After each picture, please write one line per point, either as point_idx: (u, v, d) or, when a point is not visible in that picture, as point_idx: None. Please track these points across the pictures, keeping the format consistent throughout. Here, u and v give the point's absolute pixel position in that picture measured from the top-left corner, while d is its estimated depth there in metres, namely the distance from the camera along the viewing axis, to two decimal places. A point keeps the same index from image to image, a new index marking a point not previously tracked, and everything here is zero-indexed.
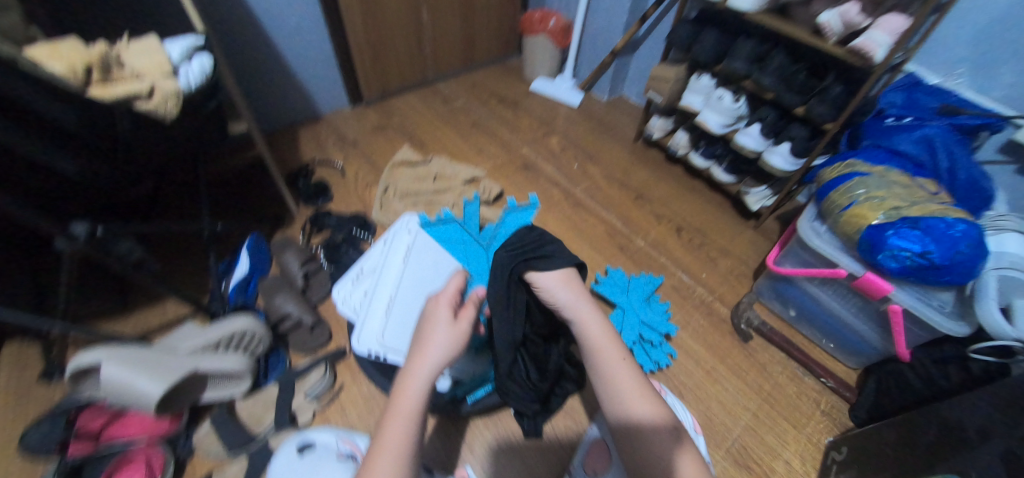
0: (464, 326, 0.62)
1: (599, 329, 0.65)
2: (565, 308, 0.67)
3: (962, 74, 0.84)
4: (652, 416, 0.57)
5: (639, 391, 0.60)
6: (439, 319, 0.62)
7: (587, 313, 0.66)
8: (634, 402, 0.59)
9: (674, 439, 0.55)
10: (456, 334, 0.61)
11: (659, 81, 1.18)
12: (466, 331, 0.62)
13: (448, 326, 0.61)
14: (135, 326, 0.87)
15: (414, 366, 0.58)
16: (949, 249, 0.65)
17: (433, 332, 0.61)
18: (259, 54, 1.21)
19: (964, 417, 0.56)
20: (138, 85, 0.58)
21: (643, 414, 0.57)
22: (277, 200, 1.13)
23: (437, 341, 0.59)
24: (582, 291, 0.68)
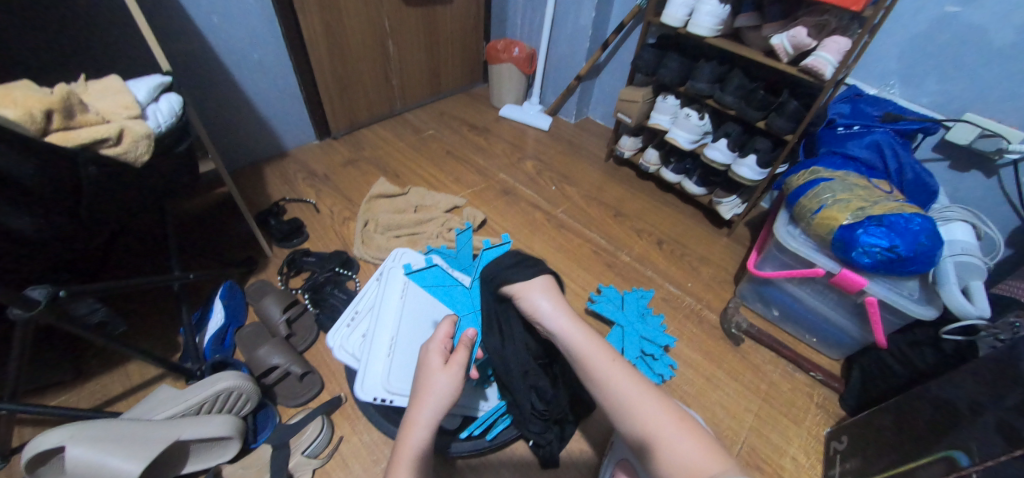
0: (455, 373, 0.59)
1: (583, 333, 0.60)
2: (546, 318, 0.62)
3: (894, 85, 0.96)
4: (660, 412, 0.51)
5: (640, 388, 0.54)
6: (428, 367, 0.60)
7: (568, 319, 0.62)
8: (637, 402, 0.52)
9: (690, 434, 0.48)
10: (450, 380, 0.58)
11: (628, 103, 1.25)
12: (459, 378, 0.59)
13: (439, 371, 0.59)
14: (88, 398, 0.77)
15: (412, 417, 0.56)
16: (912, 242, 0.71)
17: (426, 379, 0.59)
18: (221, 91, 1.16)
19: (953, 393, 0.60)
20: (108, 128, 0.55)
21: (650, 412, 0.51)
22: (249, 243, 1.06)
23: (430, 391, 0.57)
24: (559, 299, 0.64)
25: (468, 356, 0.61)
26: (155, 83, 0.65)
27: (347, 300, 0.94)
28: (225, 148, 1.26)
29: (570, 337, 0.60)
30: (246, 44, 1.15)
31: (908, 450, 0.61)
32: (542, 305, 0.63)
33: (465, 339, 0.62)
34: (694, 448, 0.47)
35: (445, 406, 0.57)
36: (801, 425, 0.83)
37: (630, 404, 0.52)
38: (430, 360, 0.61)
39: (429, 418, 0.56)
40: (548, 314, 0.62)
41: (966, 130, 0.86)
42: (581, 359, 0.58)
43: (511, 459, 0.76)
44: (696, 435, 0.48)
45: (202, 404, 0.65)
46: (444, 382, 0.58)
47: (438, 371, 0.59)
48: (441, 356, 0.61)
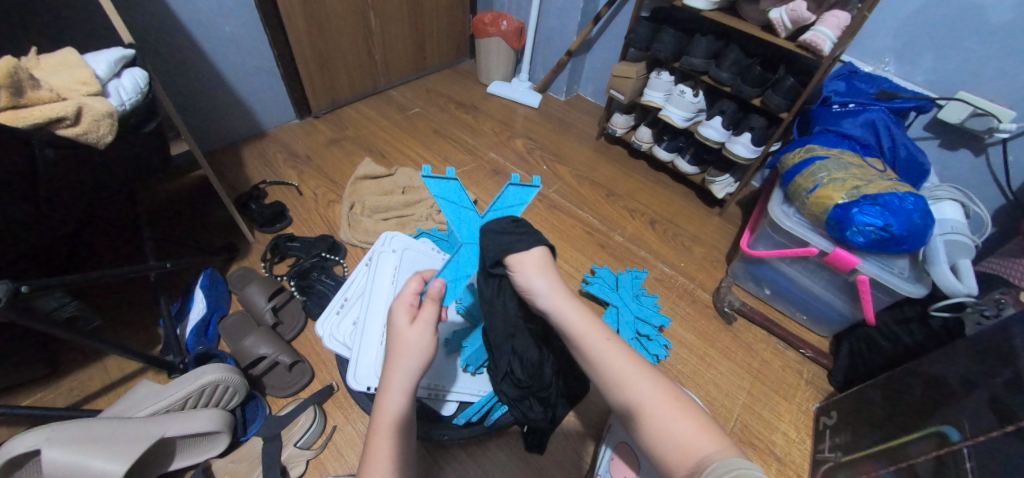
0: (424, 329, 0.53)
1: (579, 311, 0.52)
2: (542, 297, 0.52)
3: (889, 63, 0.94)
4: (655, 392, 0.45)
5: (636, 367, 0.48)
6: (394, 324, 0.54)
7: (564, 297, 0.52)
8: (635, 382, 0.46)
9: (685, 413, 0.43)
10: (421, 337, 0.52)
11: (621, 79, 1.22)
12: (428, 334, 0.53)
13: (407, 328, 0.53)
14: (66, 395, 0.73)
15: (384, 385, 0.50)
16: (905, 221, 0.71)
17: (393, 340, 0.53)
18: (189, 65, 1.08)
19: (944, 371, 0.61)
20: (62, 106, 0.49)
21: (646, 392, 0.45)
22: (229, 229, 1.01)
23: (399, 353, 0.51)
24: (556, 275, 0.53)
25: (436, 309, 0.55)
26: (116, 56, 0.59)
27: (335, 286, 0.91)
28: (198, 128, 1.18)
29: (566, 316, 0.51)
30: (214, 15, 1.07)
31: (899, 426, 0.62)
32: (539, 284, 0.52)
33: (432, 291, 0.55)
34: (688, 428, 0.42)
35: (422, 365, 0.51)
36: (791, 401, 0.85)
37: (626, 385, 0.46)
38: (394, 320, 0.54)
39: (403, 384, 0.49)
40: (542, 294, 0.52)
41: (958, 108, 0.86)
42: (574, 340, 0.51)
43: (508, 442, 0.76)
44: (692, 414, 0.43)
45: (187, 399, 0.63)
46: (417, 338, 0.52)
47: (403, 330, 0.53)
48: (407, 313, 0.54)
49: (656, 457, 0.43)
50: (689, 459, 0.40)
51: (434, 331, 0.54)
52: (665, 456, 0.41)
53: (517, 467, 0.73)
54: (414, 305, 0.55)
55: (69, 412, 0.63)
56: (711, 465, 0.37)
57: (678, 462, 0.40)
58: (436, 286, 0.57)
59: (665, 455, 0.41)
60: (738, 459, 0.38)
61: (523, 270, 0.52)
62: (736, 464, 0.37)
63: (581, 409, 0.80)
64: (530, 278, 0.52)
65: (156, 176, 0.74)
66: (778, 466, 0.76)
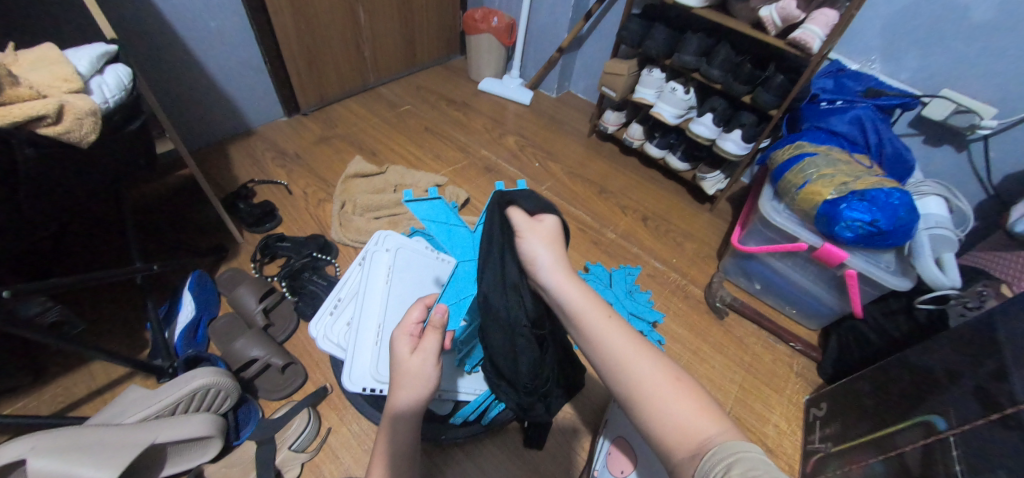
0: (426, 361, 0.52)
1: (580, 286, 0.53)
2: (543, 270, 0.53)
3: (875, 60, 0.96)
4: (657, 370, 0.44)
5: (640, 347, 0.47)
6: (397, 353, 0.53)
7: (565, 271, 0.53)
8: (638, 359, 0.45)
9: (688, 395, 0.42)
10: (423, 369, 0.52)
11: (613, 76, 1.22)
12: (431, 363, 0.53)
13: (409, 357, 0.53)
14: (50, 402, 0.71)
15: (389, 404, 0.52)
16: (892, 216, 0.73)
17: (396, 368, 0.53)
18: (174, 61, 1.05)
19: (931, 362, 0.62)
20: (43, 105, 0.48)
21: (648, 370, 0.44)
22: (216, 229, 0.99)
23: (402, 383, 0.52)
24: (560, 250, 0.55)
25: (440, 339, 0.54)
26: (98, 52, 0.58)
27: (328, 286, 0.89)
28: (183, 126, 1.15)
29: (565, 291, 0.52)
30: (199, 10, 1.04)
31: (887, 416, 0.64)
32: (539, 254, 0.54)
33: (433, 321, 0.53)
34: (690, 407, 0.41)
35: (427, 392, 0.53)
36: (782, 394, 0.87)
37: (627, 360, 0.46)
38: (396, 347, 0.54)
39: (406, 409, 0.51)
40: (544, 266, 0.53)
41: (941, 105, 0.88)
42: (574, 314, 0.51)
43: (504, 440, 0.76)
44: (695, 396, 0.42)
45: (178, 404, 0.61)
46: (423, 371, 0.52)
47: (405, 360, 0.53)
48: (408, 344, 0.54)
49: (653, 435, 0.42)
50: (686, 438, 0.39)
51: (437, 359, 0.53)
52: (662, 437, 0.40)
53: (514, 464, 0.73)
54: (414, 333, 0.55)
55: (53, 420, 0.61)
56: (709, 452, 0.36)
57: (673, 439, 0.39)
58: (439, 313, 0.54)
59: (661, 432, 0.40)
60: (739, 442, 0.36)
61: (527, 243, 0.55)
62: (737, 446, 0.36)
63: (576, 406, 0.81)
64: (532, 248, 0.54)
65: (142, 176, 0.72)
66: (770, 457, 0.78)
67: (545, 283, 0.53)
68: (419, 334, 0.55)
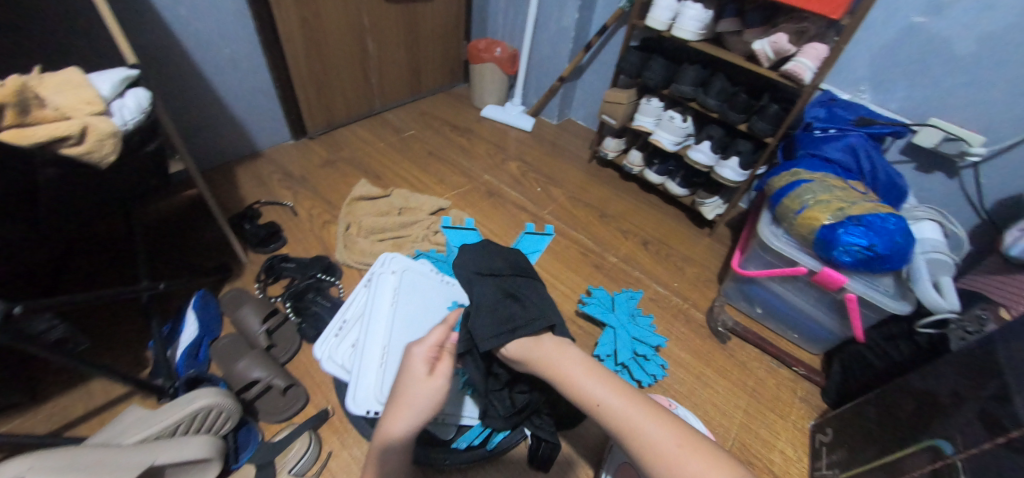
0: (441, 385, 0.55)
1: (583, 367, 0.56)
2: (538, 363, 0.59)
3: (864, 91, 1.00)
4: (664, 432, 0.47)
5: (646, 410, 0.50)
6: (413, 375, 0.55)
7: (564, 358, 0.58)
8: (647, 427, 0.48)
9: (696, 455, 0.44)
10: (436, 393, 0.54)
11: (613, 104, 1.26)
12: (443, 388, 0.54)
13: (426, 378, 0.54)
14: (45, 424, 0.70)
15: (392, 422, 0.52)
16: (888, 241, 0.74)
17: (408, 387, 0.54)
18: (187, 86, 1.09)
19: (935, 385, 0.63)
20: (67, 126, 0.51)
21: (657, 436, 0.47)
22: (221, 249, 1.00)
23: (410, 402, 0.53)
24: (548, 342, 0.61)
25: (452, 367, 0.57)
26: (120, 76, 0.61)
27: (332, 308, 0.89)
28: (193, 148, 1.18)
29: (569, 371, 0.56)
30: (216, 38, 1.08)
31: (893, 441, 0.64)
32: (538, 355, 0.59)
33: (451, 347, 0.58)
34: (700, 467, 0.43)
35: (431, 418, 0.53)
36: (787, 419, 0.86)
37: (634, 429, 0.48)
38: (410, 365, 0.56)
39: (412, 434, 0.52)
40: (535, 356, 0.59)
41: (931, 133, 0.92)
42: (574, 389, 0.55)
43: (507, 466, 0.74)
44: (703, 454, 0.44)
45: (178, 425, 0.61)
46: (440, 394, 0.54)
47: (421, 380, 0.54)
48: (429, 364, 0.56)
49: None
50: None
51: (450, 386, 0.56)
52: None
53: None
54: (433, 354, 0.57)
55: (52, 441, 0.60)
56: None
57: None
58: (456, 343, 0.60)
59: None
60: None
61: (514, 345, 0.61)
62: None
63: (578, 431, 0.80)
64: (523, 346, 0.60)
65: (154, 196, 0.74)
66: None
67: (550, 377, 0.57)
68: (438, 356, 0.58)
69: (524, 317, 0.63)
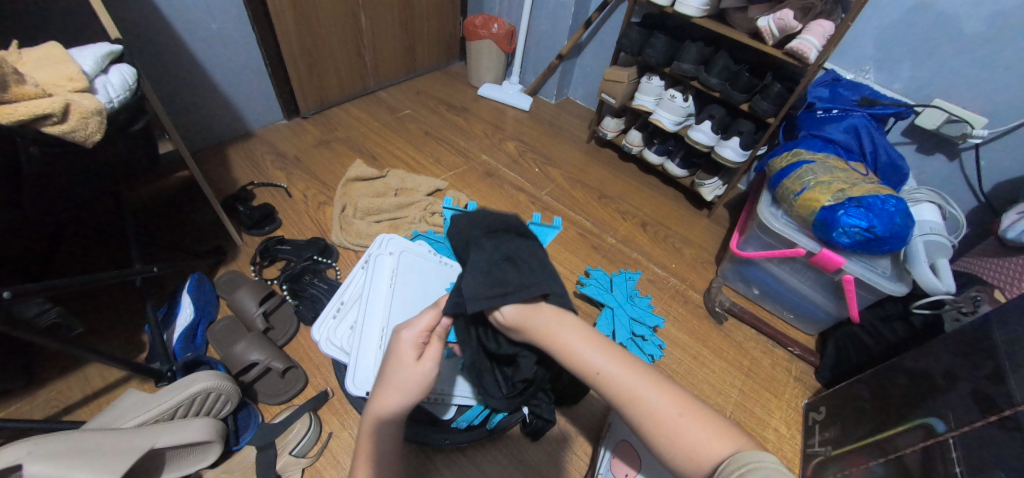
0: (430, 369, 0.54)
1: (581, 335, 0.52)
2: (535, 332, 0.53)
3: (868, 70, 0.98)
4: (665, 401, 0.46)
5: (647, 378, 0.48)
6: (402, 360, 0.54)
7: (562, 325, 0.53)
8: (648, 394, 0.47)
9: (698, 422, 0.44)
10: (426, 377, 0.54)
11: (613, 83, 1.23)
12: (432, 371, 0.54)
13: (415, 364, 0.54)
14: (43, 407, 0.70)
15: (380, 406, 0.52)
16: (888, 222, 0.74)
17: (397, 372, 0.53)
18: (173, 62, 1.05)
19: (928, 366, 0.63)
20: (48, 103, 0.47)
21: (659, 404, 0.46)
22: (215, 231, 0.99)
23: (398, 386, 0.53)
24: (547, 309, 0.54)
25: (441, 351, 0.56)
26: (103, 52, 0.58)
27: (329, 290, 0.88)
28: (182, 127, 1.15)
29: (567, 339, 0.52)
30: (201, 12, 1.04)
31: (885, 420, 0.65)
32: (533, 323, 0.53)
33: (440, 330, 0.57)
34: (703, 434, 0.43)
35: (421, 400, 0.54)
36: (781, 398, 0.87)
37: (637, 398, 0.47)
38: (398, 349, 0.55)
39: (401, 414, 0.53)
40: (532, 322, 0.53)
41: (934, 115, 0.90)
42: (573, 358, 0.51)
43: (506, 444, 0.76)
44: (706, 421, 0.44)
45: (177, 408, 0.61)
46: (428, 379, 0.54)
47: (410, 365, 0.54)
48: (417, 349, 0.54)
49: (668, 460, 0.44)
50: (705, 465, 0.42)
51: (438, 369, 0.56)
52: (679, 462, 0.43)
53: (517, 468, 0.73)
54: (422, 338, 0.56)
55: (53, 425, 0.60)
56: (732, 464, 0.39)
57: (693, 470, 0.42)
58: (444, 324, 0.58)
59: (679, 463, 0.43)
60: (757, 454, 0.39)
61: (512, 312, 0.53)
62: (759, 459, 0.39)
63: (576, 410, 0.81)
64: (519, 314, 0.53)
65: (143, 177, 0.72)
66: None
67: (547, 347, 0.53)
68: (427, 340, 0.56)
69: (518, 282, 0.54)
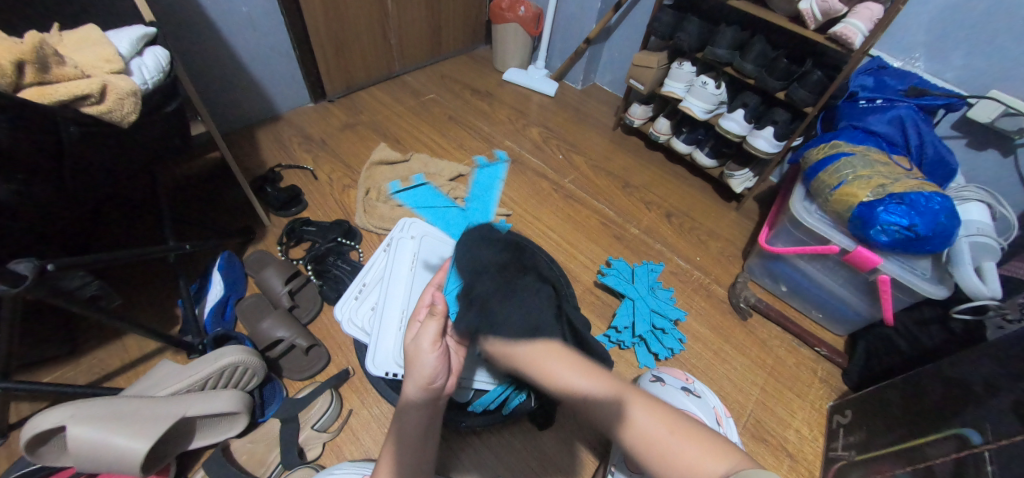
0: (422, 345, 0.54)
1: (564, 361, 0.53)
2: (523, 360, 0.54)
3: (919, 58, 0.91)
4: (656, 423, 0.47)
5: (637, 399, 0.49)
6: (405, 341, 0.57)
7: (550, 352, 0.53)
8: (638, 419, 0.47)
9: (691, 440, 0.44)
10: (422, 352, 0.53)
11: (641, 69, 1.19)
12: (431, 349, 0.53)
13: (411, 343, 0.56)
14: (86, 373, 0.75)
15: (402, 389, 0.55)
16: (931, 221, 0.70)
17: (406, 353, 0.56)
18: (205, 45, 1.07)
19: (967, 374, 0.60)
20: (87, 84, 0.49)
21: (649, 429, 0.46)
22: (244, 211, 1.02)
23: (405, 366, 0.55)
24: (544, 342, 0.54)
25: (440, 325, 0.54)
26: (138, 35, 0.59)
27: (351, 271, 0.90)
28: (213, 109, 1.18)
29: (552, 367, 0.53)
30: None
31: (914, 427, 0.63)
32: (520, 352, 0.54)
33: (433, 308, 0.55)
34: (699, 453, 0.43)
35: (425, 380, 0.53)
36: (804, 399, 0.85)
37: (628, 423, 0.47)
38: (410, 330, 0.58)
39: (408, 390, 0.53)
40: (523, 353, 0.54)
41: (988, 107, 0.84)
42: (562, 384, 0.52)
43: (522, 431, 0.77)
44: (699, 440, 0.44)
45: (207, 380, 0.63)
46: (426, 363, 0.53)
47: (409, 345, 0.56)
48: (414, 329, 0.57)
49: None
50: None
51: (436, 345, 0.54)
52: None
53: (531, 454, 0.74)
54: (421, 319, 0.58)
55: (98, 390, 0.64)
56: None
57: None
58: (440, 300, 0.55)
59: None
60: (756, 471, 0.38)
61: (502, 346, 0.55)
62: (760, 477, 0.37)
63: None
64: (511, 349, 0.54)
65: (175, 157, 0.74)
66: (790, 462, 0.76)
67: (535, 373, 0.54)
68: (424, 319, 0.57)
69: (514, 320, 0.54)
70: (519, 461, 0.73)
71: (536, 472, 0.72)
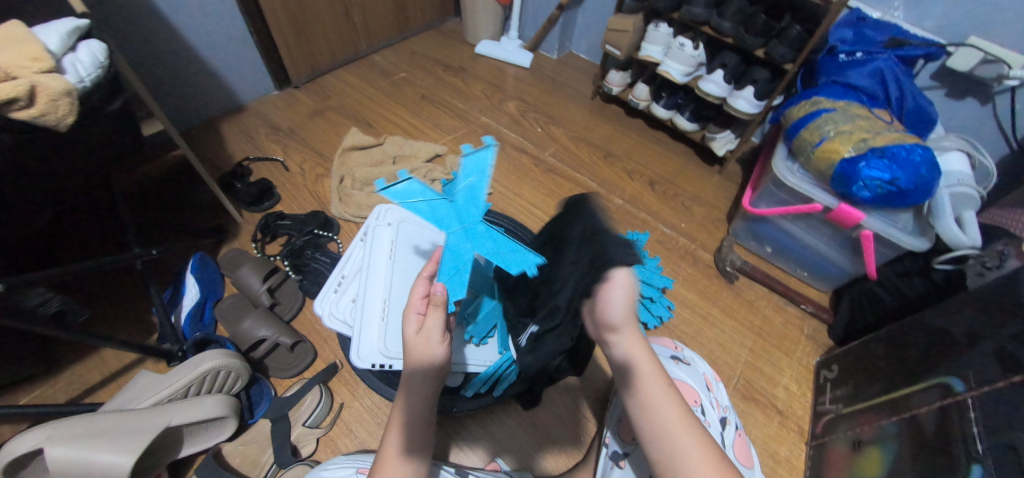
0: (429, 340, 0.49)
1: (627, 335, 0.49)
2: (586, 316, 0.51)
3: (898, 8, 0.89)
4: (679, 424, 0.45)
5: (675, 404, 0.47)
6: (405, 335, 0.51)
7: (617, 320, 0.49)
8: (666, 417, 0.46)
9: (707, 458, 0.43)
10: (429, 347, 0.49)
11: (617, 33, 1.14)
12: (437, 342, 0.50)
13: (414, 337, 0.50)
14: (66, 390, 0.72)
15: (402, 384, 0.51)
16: (913, 174, 0.69)
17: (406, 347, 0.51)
18: (152, 35, 1.00)
19: (950, 323, 0.61)
20: (13, 87, 0.44)
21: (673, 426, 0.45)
22: (214, 209, 0.97)
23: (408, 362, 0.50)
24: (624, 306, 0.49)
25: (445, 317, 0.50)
26: (69, 28, 0.54)
27: (331, 264, 0.88)
28: (170, 104, 1.11)
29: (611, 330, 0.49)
30: None
31: (899, 379, 0.64)
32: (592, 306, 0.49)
33: (434, 297, 0.49)
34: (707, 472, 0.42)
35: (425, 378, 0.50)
36: (792, 356, 0.86)
37: (657, 414, 0.46)
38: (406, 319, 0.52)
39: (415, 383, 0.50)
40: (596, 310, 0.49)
41: (967, 55, 0.82)
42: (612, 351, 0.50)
43: (515, 410, 0.77)
44: (713, 458, 0.43)
45: (189, 387, 0.61)
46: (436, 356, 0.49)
47: (410, 340, 0.50)
48: (414, 321, 0.51)
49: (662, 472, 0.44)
50: None
51: (444, 339, 0.50)
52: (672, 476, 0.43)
53: (526, 431, 0.75)
54: (421, 309, 0.52)
55: (76, 407, 0.62)
56: None
57: None
58: (440, 290, 0.49)
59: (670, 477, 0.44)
60: None
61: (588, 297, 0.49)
62: None
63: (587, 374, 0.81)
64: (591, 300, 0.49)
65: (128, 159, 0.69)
66: (780, 418, 0.78)
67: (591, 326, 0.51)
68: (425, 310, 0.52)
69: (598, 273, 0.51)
70: (516, 439, 0.74)
71: (533, 447, 0.73)
